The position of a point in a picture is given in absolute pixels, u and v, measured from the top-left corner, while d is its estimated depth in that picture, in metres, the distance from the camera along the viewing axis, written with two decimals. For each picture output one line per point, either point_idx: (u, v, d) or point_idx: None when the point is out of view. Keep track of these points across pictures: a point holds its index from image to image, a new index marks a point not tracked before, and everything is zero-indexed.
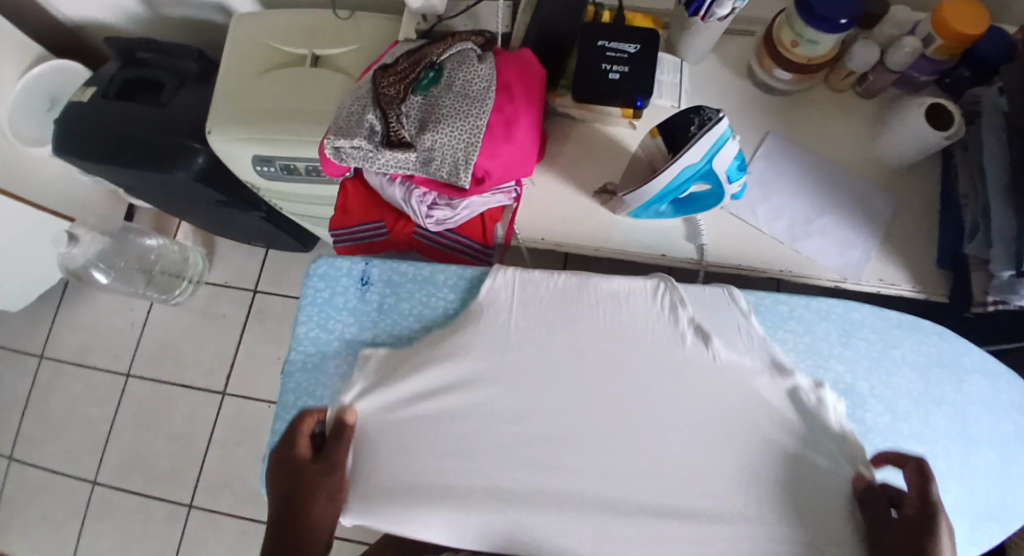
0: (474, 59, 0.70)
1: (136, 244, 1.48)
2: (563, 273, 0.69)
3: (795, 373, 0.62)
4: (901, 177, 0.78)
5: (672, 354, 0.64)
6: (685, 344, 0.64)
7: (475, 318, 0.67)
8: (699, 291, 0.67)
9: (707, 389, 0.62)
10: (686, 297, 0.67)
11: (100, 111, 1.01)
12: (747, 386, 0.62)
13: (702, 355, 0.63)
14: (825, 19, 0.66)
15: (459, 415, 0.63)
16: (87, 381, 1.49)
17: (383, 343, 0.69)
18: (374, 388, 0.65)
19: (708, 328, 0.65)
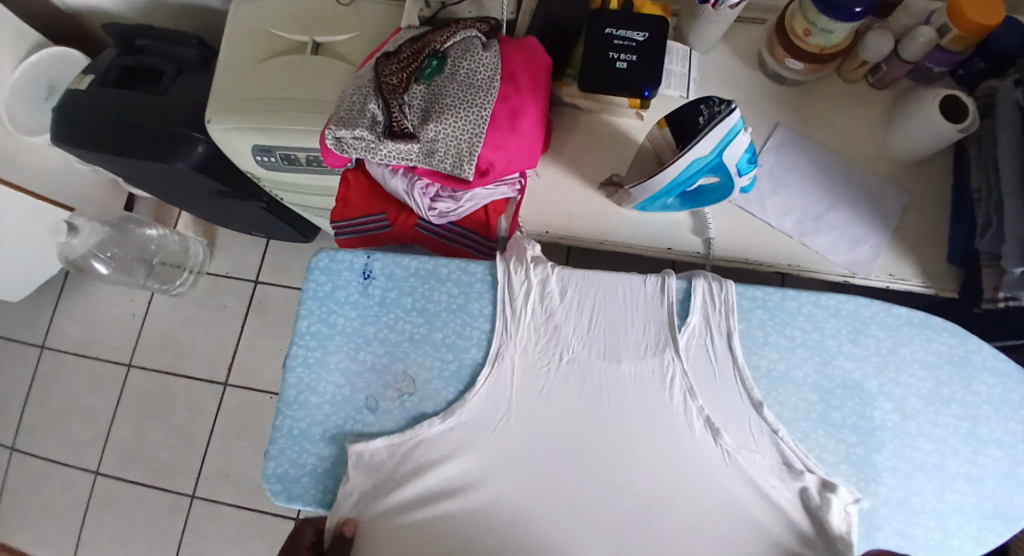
0: (479, 47, 0.69)
1: (136, 235, 1.47)
2: (568, 355, 0.65)
3: (807, 475, 0.59)
4: (913, 172, 0.76)
5: (678, 449, 0.62)
6: (692, 439, 0.62)
7: (472, 407, 0.64)
8: (710, 378, 0.62)
9: (712, 495, 0.61)
10: (696, 386, 0.62)
11: (97, 99, 1.00)
12: (754, 482, 0.60)
13: (710, 451, 0.61)
14: (840, 7, 0.64)
15: (458, 522, 0.62)
16: (88, 372, 1.49)
17: (377, 430, 0.65)
18: (370, 491, 0.62)
19: (718, 422, 0.61)
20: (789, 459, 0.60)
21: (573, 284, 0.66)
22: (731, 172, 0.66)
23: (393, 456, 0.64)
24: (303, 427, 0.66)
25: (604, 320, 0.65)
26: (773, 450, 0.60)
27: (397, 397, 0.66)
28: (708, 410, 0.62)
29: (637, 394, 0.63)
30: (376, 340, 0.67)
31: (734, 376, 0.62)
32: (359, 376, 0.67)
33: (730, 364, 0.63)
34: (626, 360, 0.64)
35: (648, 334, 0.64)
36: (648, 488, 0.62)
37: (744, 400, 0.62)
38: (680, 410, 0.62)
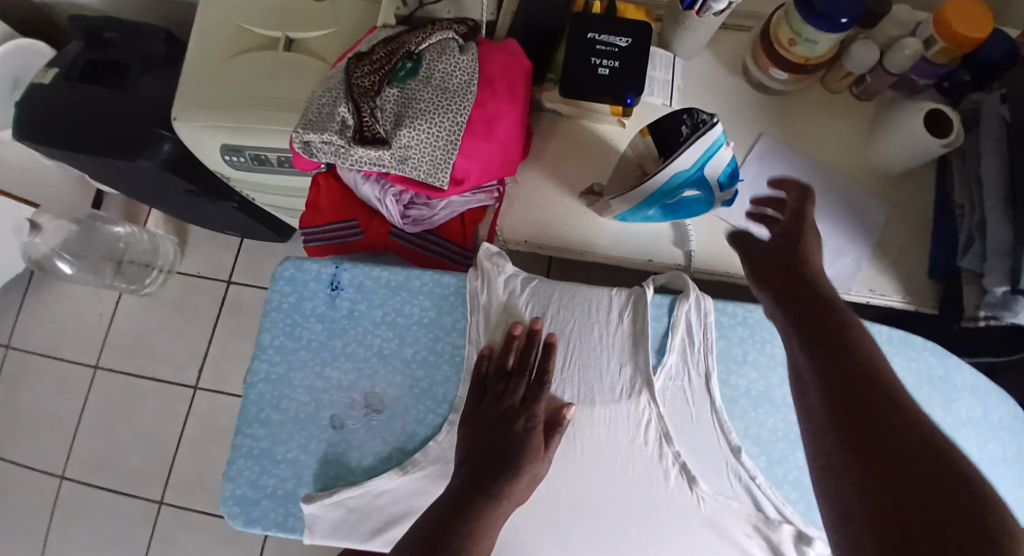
0: (455, 50, 0.66)
1: (104, 233, 1.42)
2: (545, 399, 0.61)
3: (783, 525, 0.57)
4: (896, 186, 0.75)
5: (652, 498, 0.59)
6: (667, 488, 0.59)
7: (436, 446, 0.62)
8: (688, 422, 0.60)
9: (685, 540, 0.59)
10: (672, 430, 0.59)
11: (59, 94, 0.95)
12: (722, 532, 0.58)
13: (686, 498, 0.59)
14: (827, 17, 0.62)
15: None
16: (54, 374, 1.43)
17: (337, 484, 0.62)
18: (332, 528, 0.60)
19: (694, 468, 0.59)
20: (764, 508, 0.58)
21: (548, 321, 0.63)
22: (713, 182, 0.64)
23: (339, 508, 0.60)
24: (265, 447, 0.63)
25: (578, 361, 0.62)
26: (749, 497, 0.58)
27: (364, 414, 0.63)
28: (685, 456, 0.59)
29: (611, 442, 0.61)
30: (343, 355, 0.65)
31: (711, 421, 0.60)
32: (324, 392, 0.64)
33: (708, 407, 0.60)
34: (600, 403, 0.61)
35: (623, 375, 0.61)
36: (627, 529, 0.60)
37: (721, 447, 0.59)
38: (656, 458, 0.60)
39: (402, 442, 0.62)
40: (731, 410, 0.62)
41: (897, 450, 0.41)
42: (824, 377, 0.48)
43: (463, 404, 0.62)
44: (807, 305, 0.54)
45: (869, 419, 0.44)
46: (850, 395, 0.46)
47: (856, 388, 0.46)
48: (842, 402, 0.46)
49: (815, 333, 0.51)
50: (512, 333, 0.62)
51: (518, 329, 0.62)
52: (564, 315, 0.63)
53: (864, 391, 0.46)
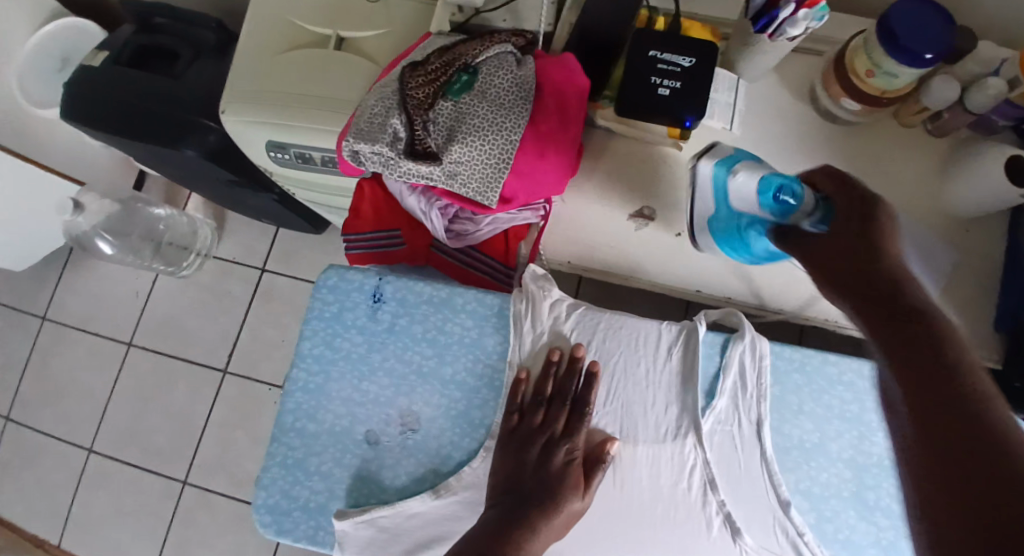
0: (512, 64, 0.64)
1: (144, 214, 1.45)
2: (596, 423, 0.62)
3: None
4: (966, 230, 0.71)
5: (692, 545, 0.58)
6: (709, 536, 0.58)
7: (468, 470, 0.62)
8: (735, 469, 0.58)
9: None
10: (717, 477, 0.58)
11: (108, 78, 0.95)
12: None
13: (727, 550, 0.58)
14: (908, 51, 0.59)
15: None
16: (90, 348, 1.47)
17: (370, 503, 0.63)
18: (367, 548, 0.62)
19: (739, 521, 0.58)
20: None
21: (597, 352, 0.63)
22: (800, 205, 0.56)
23: (372, 527, 0.62)
24: (298, 457, 0.65)
25: (622, 396, 0.61)
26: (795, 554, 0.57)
27: (400, 433, 0.64)
28: (729, 506, 0.58)
29: (653, 488, 0.59)
30: (382, 370, 0.65)
31: (761, 472, 0.58)
32: (361, 407, 0.65)
33: (758, 457, 0.58)
34: (644, 441, 0.60)
35: (669, 415, 0.60)
36: None
37: (769, 501, 0.58)
38: (698, 504, 0.58)
39: (435, 462, 0.63)
40: (781, 461, 0.59)
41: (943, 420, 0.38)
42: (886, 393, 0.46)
43: (500, 431, 0.62)
44: (875, 274, 0.48)
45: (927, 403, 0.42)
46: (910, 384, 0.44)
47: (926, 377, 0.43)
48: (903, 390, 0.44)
49: (876, 311, 0.46)
50: (551, 358, 0.62)
51: (556, 355, 0.61)
52: (611, 346, 0.63)
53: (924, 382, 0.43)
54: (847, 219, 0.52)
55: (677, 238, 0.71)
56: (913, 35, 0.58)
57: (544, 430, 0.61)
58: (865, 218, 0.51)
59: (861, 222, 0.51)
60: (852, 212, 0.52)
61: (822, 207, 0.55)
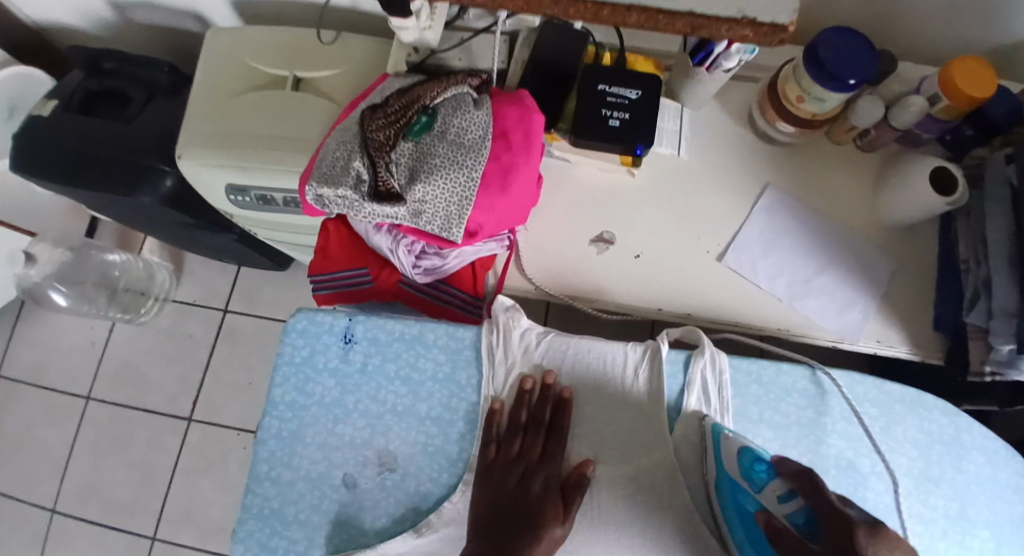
0: (470, 104, 0.66)
1: (97, 260, 1.39)
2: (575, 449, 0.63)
3: None
4: (900, 239, 0.77)
5: None
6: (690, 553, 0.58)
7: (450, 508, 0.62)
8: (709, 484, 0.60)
9: None
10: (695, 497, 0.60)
11: (55, 127, 0.92)
12: None
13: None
14: (834, 78, 0.64)
15: None
16: (43, 404, 1.40)
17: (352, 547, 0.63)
18: None
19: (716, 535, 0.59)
20: None
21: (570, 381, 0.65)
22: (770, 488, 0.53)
23: None
24: (275, 507, 0.64)
25: (594, 421, 0.64)
26: None
27: (377, 474, 0.64)
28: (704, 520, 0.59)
29: (630, 508, 0.60)
30: (356, 412, 0.65)
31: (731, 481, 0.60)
32: (336, 450, 0.65)
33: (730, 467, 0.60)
34: (618, 461, 0.62)
35: (639, 434, 0.63)
36: None
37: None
38: (676, 520, 0.59)
39: (414, 501, 0.63)
40: None
41: None
42: None
43: (477, 465, 0.63)
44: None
45: None
46: None
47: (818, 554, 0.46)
48: None
49: None
50: (523, 387, 0.64)
51: (528, 383, 0.64)
52: (581, 371, 0.66)
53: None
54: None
55: (637, 260, 0.75)
56: (837, 62, 0.63)
57: (521, 461, 0.62)
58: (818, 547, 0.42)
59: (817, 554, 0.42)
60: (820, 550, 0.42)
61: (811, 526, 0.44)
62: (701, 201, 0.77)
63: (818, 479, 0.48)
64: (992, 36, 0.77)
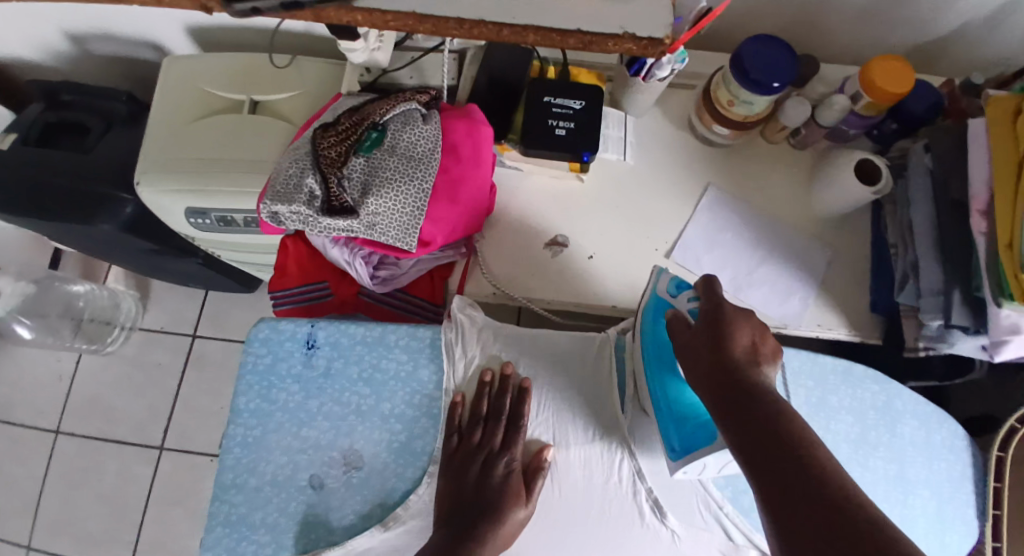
0: (419, 119, 0.69)
1: (61, 292, 1.38)
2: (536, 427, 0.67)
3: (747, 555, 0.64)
4: (835, 229, 0.82)
5: (631, 534, 0.64)
6: (643, 524, 0.64)
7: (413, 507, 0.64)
8: (655, 455, 0.65)
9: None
10: (643, 468, 0.65)
11: (14, 159, 0.92)
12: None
13: (658, 534, 0.64)
14: (759, 83, 0.68)
15: None
16: (7, 442, 1.36)
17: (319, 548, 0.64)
18: None
19: (664, 502, 0.64)
20: (732, 535, 0.65)
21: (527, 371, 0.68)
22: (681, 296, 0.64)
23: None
24: (242, 513, 0.65)
25: (551, 408, 0.67)
26: (719, 527, 0.65)
27: (343, 473, 0.65)
28: (656, 492, 0.64)
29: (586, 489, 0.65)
30: (321, 415, 0.66)
31: None
32: (301, 453, 0.66)
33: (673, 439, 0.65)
34: (575, 445, 0.66)
35: (592, 418, 0.66)
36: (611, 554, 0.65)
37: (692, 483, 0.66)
38: (630, 493, 0.64)
39: (380, 503, 0.64)
40: None
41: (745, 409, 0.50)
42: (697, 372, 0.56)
43: (442, 456, 0.65)
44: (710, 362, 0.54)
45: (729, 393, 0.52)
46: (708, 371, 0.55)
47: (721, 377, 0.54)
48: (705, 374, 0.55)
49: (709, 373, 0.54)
50: (483, 379, 0.67)
51: (488, 375, 0.66)
52: (537, 362, 0.69)
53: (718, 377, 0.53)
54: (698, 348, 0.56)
55: (589, 261, 0.78)
56: (760, 68, 0.68)
57: (482, 449, 0.65)
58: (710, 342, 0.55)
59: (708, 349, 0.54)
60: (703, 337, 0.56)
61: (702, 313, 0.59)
62: (646, 202, 0.81)
63: (717, 282, 0.59)
64: (904, 37, 0.83)
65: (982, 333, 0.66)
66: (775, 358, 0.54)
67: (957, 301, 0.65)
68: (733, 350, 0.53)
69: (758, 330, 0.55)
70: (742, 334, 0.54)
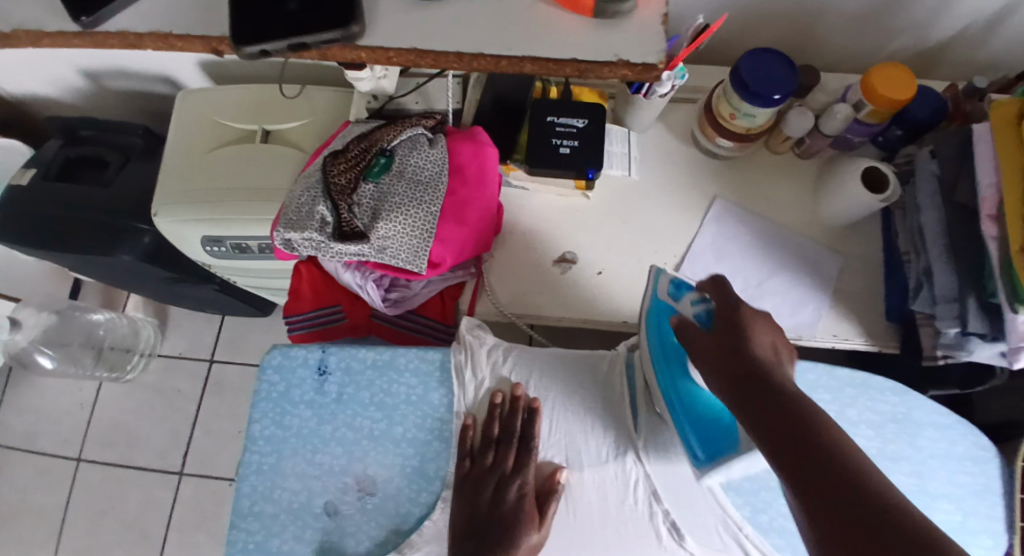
0: (426, 144, 0.71)
1: (82, 321, 1.40)
2: (551, 448, 0.67)
3: None
4: (844, 236, 0.82)
5: None
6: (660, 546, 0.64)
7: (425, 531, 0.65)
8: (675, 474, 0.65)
9: None
10: (660, 488, 0.64)
11: (37, 194, 0.95)
12: None
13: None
14: (760, 95, 0.69)
15: None
16: (32, 471, 1.38)
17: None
18: None
19: (682, 525, 0.64)
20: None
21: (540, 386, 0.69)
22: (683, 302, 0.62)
23: None
24: (259, 540, 0.65)
25: (564, 424, 0.68)
26: (739, 549, 0.65)
27: (357, 499, 0.66)
28: (673, 514, 0.64)
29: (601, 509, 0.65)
30: (334, 441, 0.67)
31: None
32: (316, 479, 0.67)
33: None
34: (589, 466, 0.66)
35: (607, 438, 0.66)
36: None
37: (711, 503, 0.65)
38: (647, 516, 0.64)
39: (396, 523, 0.65)
40: None
41: (756, 406, 0.48)
42: (713, 370, 0.54)
43: (455, 479, 0.65)
44: (745, 361, 0.51)
45: (753, 385, 0.49)
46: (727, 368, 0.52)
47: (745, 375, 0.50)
48: (723, 374, 0.52)
49: (742, 375, 0.51)
50: (494, 401, 0.67)
51: (498, 397, 0.67)
52: (546, 382, 0.69)
53: (741, 373, 0.51)
54: (713, 339, 0.55)
55: (598, 276, 0.78)
56: (760, 81, 0.68)
57: (495, 469, 0.66)
58: (728, 338, 0.53)
59: (718, 341, 0.54)
60: (729, 330, 0.54)
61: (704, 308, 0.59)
62: (653, 216, 0.81)
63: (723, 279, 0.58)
64: (905, 44, 0.83)
65: (1000, 340, 0.65)
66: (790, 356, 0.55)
67: (973, 309, 0.64)
68: (756, 351, 0.52)
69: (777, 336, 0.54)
70: (764, 339, 0.53)
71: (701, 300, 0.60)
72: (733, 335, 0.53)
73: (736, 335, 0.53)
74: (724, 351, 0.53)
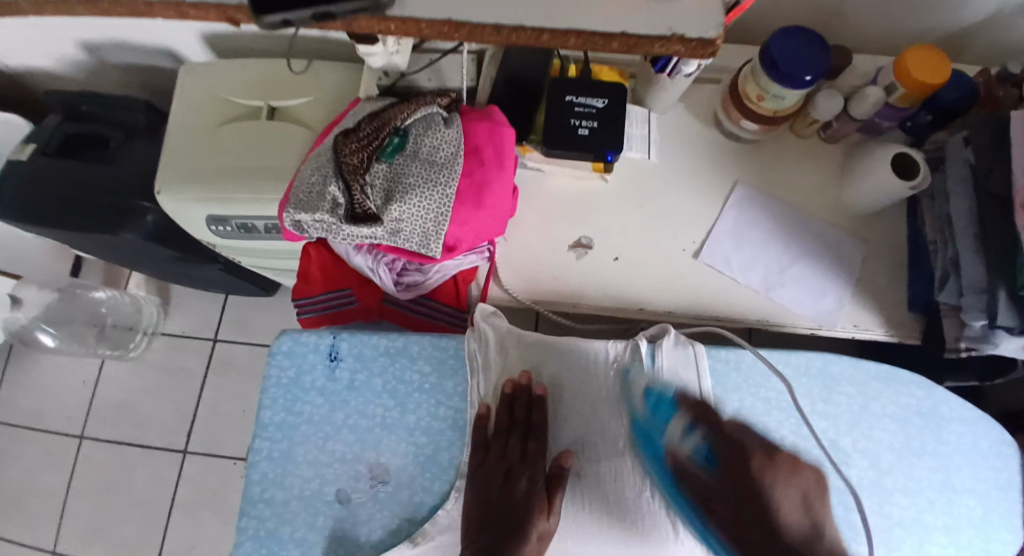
0: (441, 123, 0.68)
1: (86, 299, 1.42)
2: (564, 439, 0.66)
3: None
4: (868, 224, 0.79)
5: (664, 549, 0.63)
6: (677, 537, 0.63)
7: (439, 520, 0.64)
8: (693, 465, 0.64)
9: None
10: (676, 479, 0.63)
11: (37, 170, 0.92)
12: None
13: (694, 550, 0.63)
14: (792, 77, 0.66)
15: None
16: (39, 449, 1.38)
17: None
18: None
19: None
20: None
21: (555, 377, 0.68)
22: (670, 430, 0.65)
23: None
24: (270, 528, 0.64)
25: (579, 414, 0.67)
26: None
27: (370, 487, 0.65)
28: None
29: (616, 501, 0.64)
30: (346, 428, 0.66)
31: None
32: (328, 466, 0.66)
33: None
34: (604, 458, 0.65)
35: (624, 429, 0.66)
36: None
37: None
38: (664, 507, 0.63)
39: (409, 510, 0.64)
40: None
41: (756, 537, 0.56)
42: (715, 506, 0.59)
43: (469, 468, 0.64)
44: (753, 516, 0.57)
45: (763, 531, 0.56)
46: (735, 508, 0.58)
47: (751, 517, 0.57)
48: (734, 516, 0.58)
49: (756, 521, 0.57)
50: (503, 391, 0.65)
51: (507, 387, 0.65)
52: (562, 373, 0.68)
53: (755, 519, 0.57)
54: (720, 492, 0.60)
55: (615, 263, 0.76)
56: (792, 62, 0.66)
57: (504, 461, 0.63)
58: (734, 492, 0.59)
59: (725, 496, 0.59)
60: (734, 481, 0.59)
61: (698, 442, 0.64)
62: (673, 202, 0.79)
63: (708, 409, 0.65)
64: (939, 24, 0.80)
65: None
66: (820, 490, 0.60)
67: (1002, 301, 0.62)
68: (786, 521, 0.56)
69: (800, 483, 0.60)
70: (788, 498, 0.58)
71: (699, 427, 0.64)
72: (746, 487, 0.59)
73: (747, 493, 0.58)
74: (734, 500, 0.59)
